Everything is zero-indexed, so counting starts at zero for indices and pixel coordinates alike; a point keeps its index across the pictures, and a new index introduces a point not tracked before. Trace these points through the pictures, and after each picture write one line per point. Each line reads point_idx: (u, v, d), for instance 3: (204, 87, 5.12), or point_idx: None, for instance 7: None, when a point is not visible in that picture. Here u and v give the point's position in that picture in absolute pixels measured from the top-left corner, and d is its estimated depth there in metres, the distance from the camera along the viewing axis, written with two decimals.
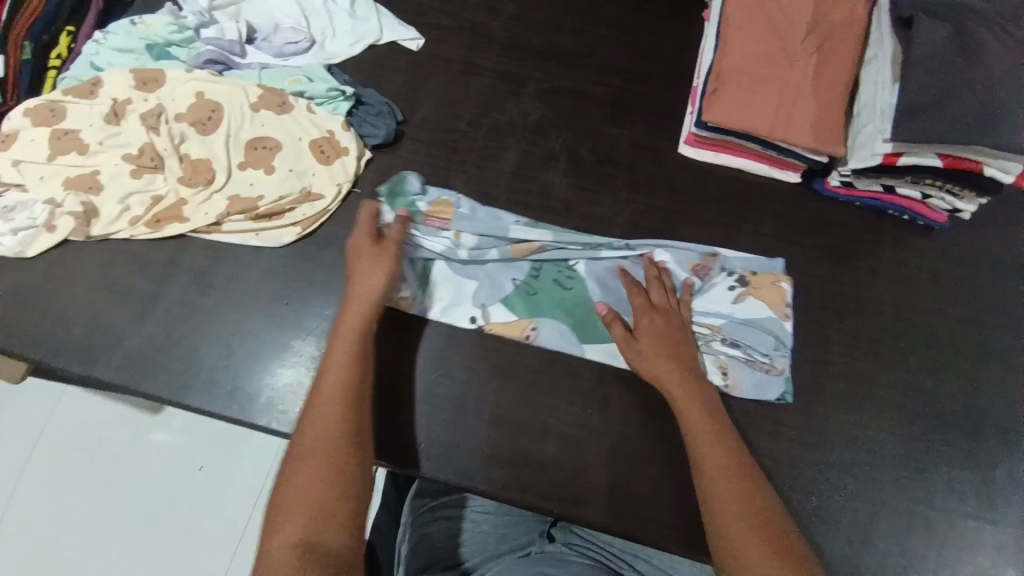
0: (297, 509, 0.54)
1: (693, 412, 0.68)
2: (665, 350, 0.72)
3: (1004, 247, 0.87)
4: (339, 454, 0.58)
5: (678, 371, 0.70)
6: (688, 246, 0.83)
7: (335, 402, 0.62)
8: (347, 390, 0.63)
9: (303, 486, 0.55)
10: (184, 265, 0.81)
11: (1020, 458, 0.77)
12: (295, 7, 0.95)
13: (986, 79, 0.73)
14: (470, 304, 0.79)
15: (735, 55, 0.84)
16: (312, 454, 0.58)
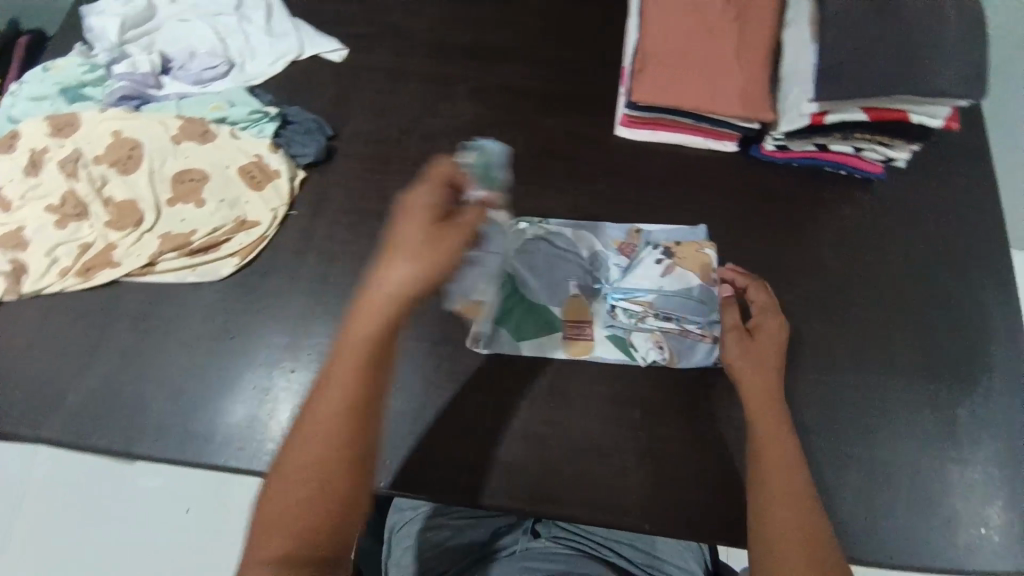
0: (279, 523, 0.51)
1: (766, 417, 0.68)
2: (769, 354, 0.72)
3: (944, 190, 0.88)
4: (329, 482, 0.52)
5: (772, 376, 0.70)
6: (611, 225, 0.85)
7: (341, 422, 0.53)
8: (352, 412, 0.54)
9: (282, 501, 0.52)
10: (123, 312, 0.78)
11: (979, 395, 0.79)
12: (209, 31, 0.92)
13: (903, 26, 0.73)
14: (487, 319, 0.78)
15: (656, 32, 0.83)
16: (295, 473, 0.52)
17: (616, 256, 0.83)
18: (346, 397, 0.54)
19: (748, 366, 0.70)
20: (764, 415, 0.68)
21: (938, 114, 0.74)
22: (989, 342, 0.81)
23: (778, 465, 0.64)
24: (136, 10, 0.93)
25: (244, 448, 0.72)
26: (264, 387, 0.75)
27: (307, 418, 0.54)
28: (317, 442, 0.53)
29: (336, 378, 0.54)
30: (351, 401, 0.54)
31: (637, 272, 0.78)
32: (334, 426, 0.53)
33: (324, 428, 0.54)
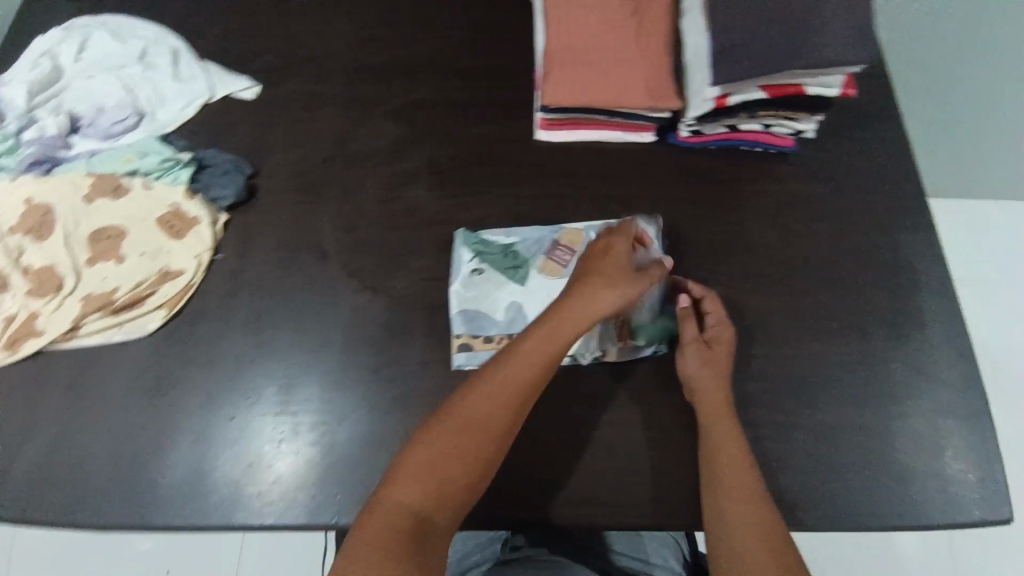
0: (428, 468, 0.62)
1: (715, 411, 0.72)
2: (723, 361, 0.75)
3: (859, 153, 0.90)
4: (474, 460, 0.63)
5: (723, 380, 0.74)
6: (544, 229, 0.85)
7: (499, 411, 0.65)
8: (515, 403, 0.65)
9: (437, 453, 0.63)
10: (54, 380, 0.76)
11: (913, 348, 0.81)
12: (115, 84, 0.90)
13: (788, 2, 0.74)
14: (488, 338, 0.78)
15: (558, 35, 0.84)
16: (457, 432, 0.64)
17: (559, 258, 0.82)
18: (502, 390, 0.65)
19: (708, 380, 0.74)
20: (716, 448, 0.70)
21: (833, 83, 0.76)
22: (918, 295, 0.83)
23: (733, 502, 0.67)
24: (41, 74, 0.89)
25: (194, 501, 0.71)
26: (205, 435, 0.74)
27: (487, 389, 0.66)
28: (472, 421, 0.64)
29: (531, 369, 0.66)
30: (505, 395, 0.65)
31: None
32: (489, 411, 0.65)
33: (496, 405, 0.65)
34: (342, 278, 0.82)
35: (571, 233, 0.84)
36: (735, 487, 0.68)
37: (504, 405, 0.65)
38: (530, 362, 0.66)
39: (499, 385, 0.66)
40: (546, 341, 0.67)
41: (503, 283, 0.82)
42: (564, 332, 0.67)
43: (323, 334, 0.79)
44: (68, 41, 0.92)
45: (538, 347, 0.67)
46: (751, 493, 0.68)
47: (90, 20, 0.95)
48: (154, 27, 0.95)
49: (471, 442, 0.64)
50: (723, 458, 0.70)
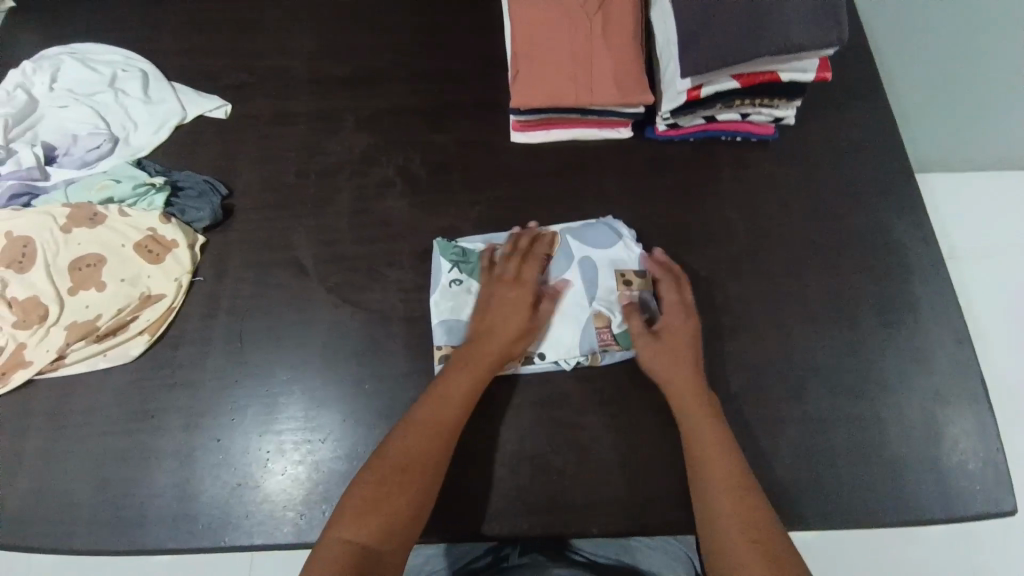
0: (366, 508, 0.62)
1: (695, 412, 0.70)
2: (684, 348, 0.73)
3: (842, 136, 0.88)
4: (413, 489, 0.64)
5: (687, 374, 0.72)
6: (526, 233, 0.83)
7: (429, 446, 0.66)
8: (442, 436, 0.67)
9: (372, 490, 0.63)
10: (42, 410, 0.77)
11: (905, 336, 0.78)
12: (88, 111, 0.91)
13: None
14: None
15: (523, 33, 0.82)
16: (391, 465, 0.65)
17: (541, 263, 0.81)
18: (430, 424, 0.68)
19: (673, 373, 0.72)
20: (703, 450, 0.67)
21: (808, 68, 0.74)
22: (909, 281, 0.80)
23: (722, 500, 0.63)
24: (16, 107, 0.90)
25: (182, 525, 0.71)
26: (188, 458, 0.74)
27: (414, 421, 0.68)
28: (405, 458, 0.65)
29: (452, 401, 0.69)
30: (432, 429, 0.67)
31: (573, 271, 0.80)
32: (419, 447, 0.66)
33: (424, 433, 0.67)
34: (318, 294, 0.81)
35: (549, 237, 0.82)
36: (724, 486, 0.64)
37: (433, 439, 0.67)
38: (451, 396, 0.70)
39: (425, 421, 0.68)
40: (463, 375, 0.71)
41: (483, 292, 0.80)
42: (485, 355, 0.72)
43: (302, 351, 0.79)
44: (40, 71, 0.93)
45: (457, 382, 0.70)
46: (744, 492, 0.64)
47: (60, 49, 0.96)
48: (123, 52, 0.96)
49: (407, 478, 0.64)
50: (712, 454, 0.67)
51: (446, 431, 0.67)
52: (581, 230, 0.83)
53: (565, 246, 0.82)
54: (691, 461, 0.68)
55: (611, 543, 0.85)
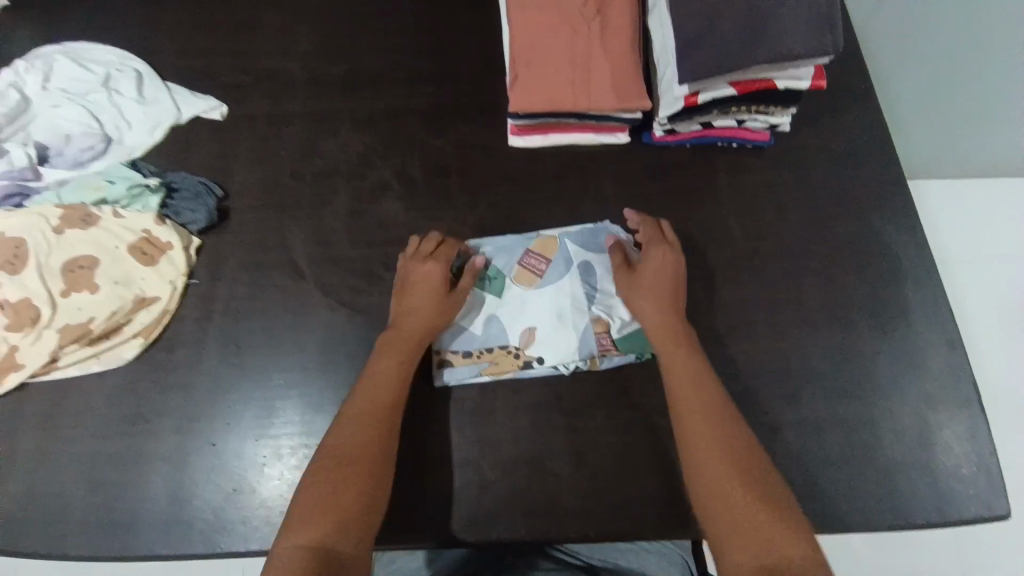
0: (315, 512, 0.60)
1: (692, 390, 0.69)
2: (664, 290, 0.76)
3: (836, 143, 0.88)
4: (357, 483, 0.63)
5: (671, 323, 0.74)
6: (522, 238, 0.83)
7: (362, 438, 0.66)
8: (378, 425, 0.67)
9: (317, 493, 0.62)
10: (35, 413, 0.76)
11: (898, 342, 0.79)
12: (81, 111, 0.90)
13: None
14: (469, 357, 0.77)
15: (521, 38, 0.82)
16: (328, 467, 0.64)
17: (537, 268, 0.81)
18: (363, 417, 0.67)
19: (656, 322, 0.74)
20: (693, 413, 0.67)
21: (804, 76, 0.75)
22: (902, 286, 0.81)
23: (715, 465, 0.64)
24: (6, 105, 0.89)
25: (176, 529, 0.71)
26: (182, 463, 0.73)
27: (342, 421, 0.67)
28: (342, 455, 0.64)
29: (381, 392, 0.70)
30: (366, 422, 0.67)
31: (570, 275, 0.81)
32: (357, 441, 0.66)
33: (353, 428, 0.67)
34: (315, 297, 0.81)
35: (545, 241, 0.83)
36: (716, 447, 0.65)
37: (370, 431, 0.67)
38: (380, 389, 0.70)
39: (357, 417, 0.67)
40: (389, 366, 0.71)
41: (481, 297, 0.80)
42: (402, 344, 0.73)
43: (299, 354, 0.78)
44: (31, 70, 0.92)
45: (384, 374, 0.71)
46: (738, 450, 0.64)
47: (53, 48, 0.95)
48: (118, 52, 0.95)
49: (348, 473, 0.63)
50: (700, 416, 0.67)
51: (380, 420, 0.67)
52: (577, 234, 0.83)
53: (562, 250, 0.82)
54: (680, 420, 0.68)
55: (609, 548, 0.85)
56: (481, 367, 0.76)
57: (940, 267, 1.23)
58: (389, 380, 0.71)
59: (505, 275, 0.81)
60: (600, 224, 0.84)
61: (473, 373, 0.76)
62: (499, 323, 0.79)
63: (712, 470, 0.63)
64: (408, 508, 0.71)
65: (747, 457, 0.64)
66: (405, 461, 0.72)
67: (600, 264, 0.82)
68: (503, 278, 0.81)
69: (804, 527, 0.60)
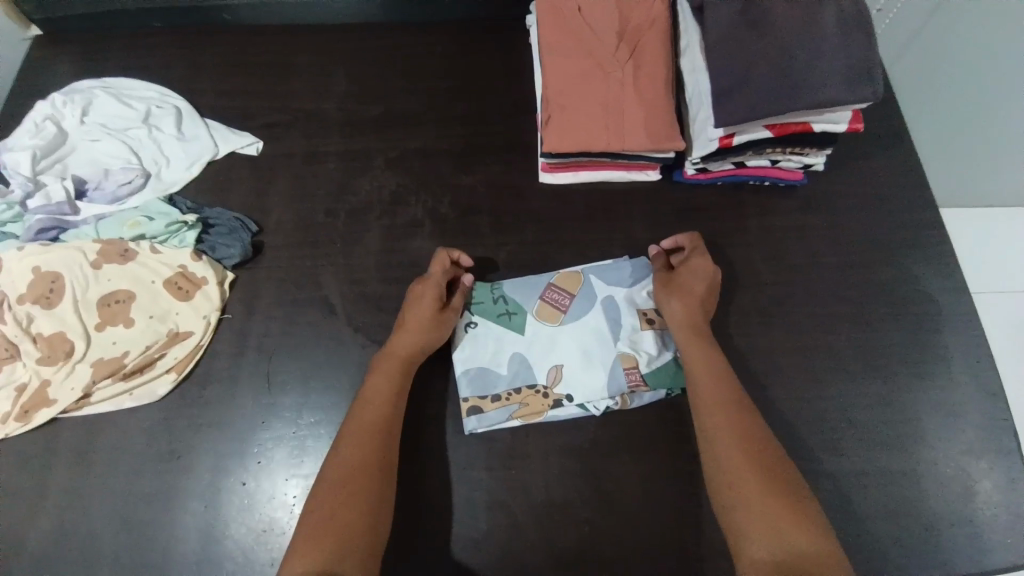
0: (316, 533, 0.58)
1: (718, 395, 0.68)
2: (693, 300, 0.75)
3: (867, 184, 0.88)
4: (359, 501, 0.61)
5: (693, 334, 0.73)
6: (545, 275, 0.83)
7: (361, 456, 0.64)
8: (378, 441, 0.66)
9: (319, 512, 0.60)
10: (66, 449, 0.76)
11: (937, 387, 0.77)
12: (120, 146, 0.91)
13: (778, 52, 0.71)
14: (496, 397, 0.76)
15: (556, 79, 0.83)
16: (329, 487, 0.62)
17: (561, 305, 0.81)
18: (362, 434, 0.66)
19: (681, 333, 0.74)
20: (715, 420, 0.66)
21: (841, 119, 0.75)
22: (937, 329, 0.80)
23: (741, 465, 0.62)
24: (46, 140, 0.90)
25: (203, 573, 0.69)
26: (212, 503, 0.72)
27: (341, 440, 0.66)
28: (341, 474, 0.62)
29: (380, 408, 0.68)
30: (365, 439, 0.65)
31: (595, 311, 0.80)
32: (357, 458, 0.64)
33: (352, 446, 0.65)
34: (346, 333, 0.81)
35: (568, 277, 0.83)
36: (741, 446, 0.63)
37: (371, 448, 0.65)
38: (376, 406, 0.68)
39: (356, 434, 0.66)
40: (387, 381, 0.70)
41: (506, 334, 0.79)
42: (398, 361, 0.72)
43: (329, 392, 0.77)
44: (71, 105, 0.94)
45: (381, 390, 0.70)
46: (762, 450, 0.63)
47: (93, 83, 0.97)
48: (157, 88, 0.98)
49: (349, 492, 0.61)
50: (724, 416, 0.66)
51: (380, 435, 0.66)
52: (598, 269, 0.83)
53: (585, 285, 0.82)
54: (703, 427, 0.67)
55: None
56: (509, 408, 0.75)
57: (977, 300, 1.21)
58: (387, 395, 0.69)
59: (528, 311, 0.80)
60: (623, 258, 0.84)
61: (501, 414, 0.75)
62: (524, 361, 0.78)
63: (738, 470, 0.62)
64: (441, 556, 0.69)
65: (771, 458, 0.62)
66: (436, 505, 0.71)
67: (625, 299, 0.81)
68: (526, 315, 0.80)
69: (830, 534, 0.58)
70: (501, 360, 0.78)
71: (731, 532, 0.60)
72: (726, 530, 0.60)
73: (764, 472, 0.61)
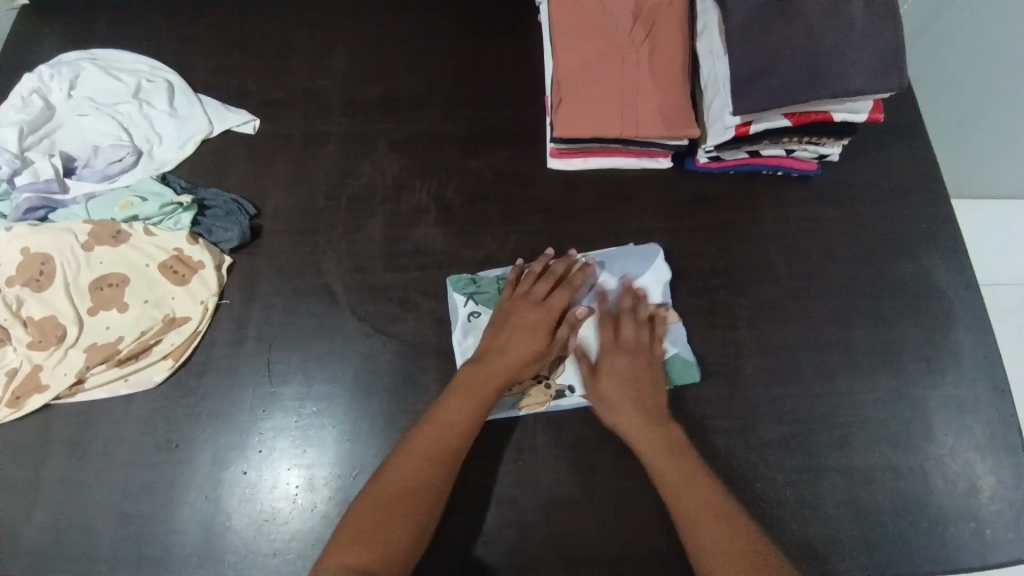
0: (358, 535, 0.59)
1: (676, 465, 0.65)
2: (636, 365, 0.71)
3: (882, 176, 0.87)
4: (406, 515, 0.61)
5: (640, 402, 0.69)
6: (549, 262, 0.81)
7: (423, 470, 0.63)
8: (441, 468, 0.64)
9: (366, 516, 0.61)
10: (60, 437, 0.74)
11: (946, 383, 0.77)
12: (110, 122, 0.87)
13: (801, 38, 0.69)
14: None
15: (568, 62, 0.79)
16: (385, 491, 0.62)
17: None
18: (426, 455, 0.64)
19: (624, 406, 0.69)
20: (678, 493, 0.64)
21: (861, 109, 0.73)
22: (948, 325, 0.80)
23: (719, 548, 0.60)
24: (32, 114, 0.86)
25: (205, 563, 0.68)
26: (212, 493, 0.71)
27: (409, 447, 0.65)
28: (399, 484, 0.63)
29: (450, 432, 0.66)
30: (428, 460, 0.64)
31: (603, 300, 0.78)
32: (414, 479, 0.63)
33: (417, 456, 0.64)
34: (348, 322, 0.79)
35: None
36: (714, 527, 0.61)
37: (429, 471, 0.64)
38: (453, 424, 0.67)
39: (423, 445, 0.65)
40: (463, 406, 0.68)
41: None
42: (489, 380, 0.69)
43: (332, 383, 0.76)
44: (58, 78, 0.90)
45: (461, 413, 0.67)
46: (733, 527, 0.61)
47: (80, 55, 0.93)
48: (148, 61, 0.93)
49: (399, 504, 0.61)
50: (685, 482, 0.64)
51: (448, 455, 0.65)
52: (605, 257, 0.81)
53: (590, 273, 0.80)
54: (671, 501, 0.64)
55: None
56: (511, 397, 0.74)
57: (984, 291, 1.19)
58: (461, 420, 0.67)
59: None
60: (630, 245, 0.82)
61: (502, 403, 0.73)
62: None
63: (701, 535, 0.61)
64: (446, 548, 0.69)
65: (734, 516, 0.62)
66: None
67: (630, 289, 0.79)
68: None
69: None
70: None
71: None
72: None
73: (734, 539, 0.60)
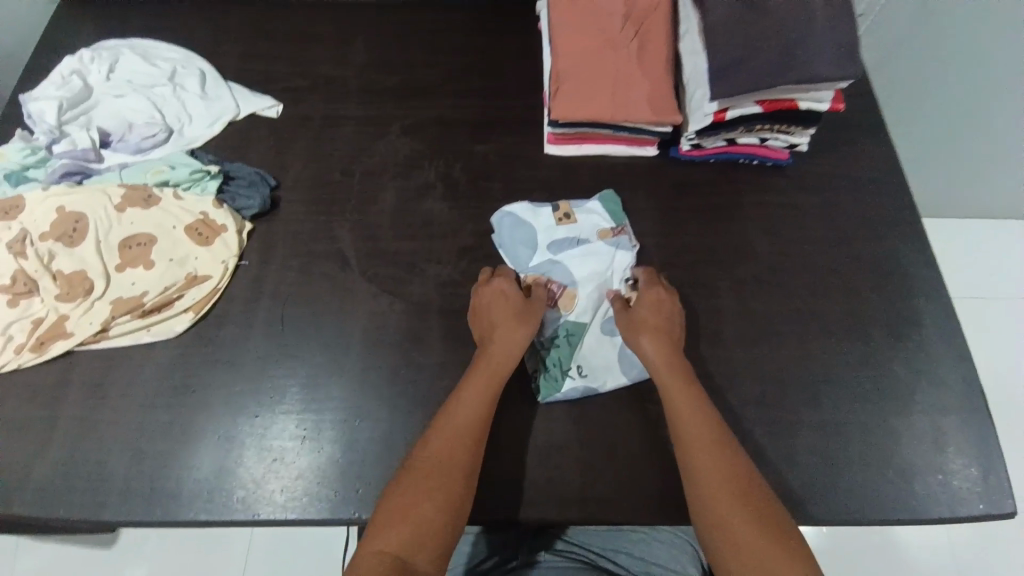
0: (399, 516, 0.59)
1: (687, 403, 0.69)
2: (663, 312, 0.77)
3: (846, 166, 0.96)
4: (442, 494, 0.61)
5: (664, 341, 0.74)
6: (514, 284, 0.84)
7: (451, 450, 0.65)
8: (464, 451, 0.65)
9: (402, 500, 0.60)
10: (80, 380, 0.78)
11: (909, 349, 0.84)
12: (145, 102, 0.95)
13: (770, 33, 0.79)
14: (618, 360, 0.80)
15: (565, 55, 0.89)
16: (418, 474, 0.63)
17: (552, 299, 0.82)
18: (449, 438, 0.66)
19: (649, 342, 0.74)
20: (687, 424, 0.68)
21: (824, 99, 0.83)
22: (910, 297, 0.87)
23: (728, 497, 0.62)
24: (73, 92, 0.93)
25: (215, 501, 0.71)
26: (225, 435, 0.75)
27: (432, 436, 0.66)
28: (427, 466, 0.63)
29: (462, 427, 0.67)
30: (452, 445, 0.65)
31: (579, 271, 0.84)
32: (440, 462, 0.64)
33: (441, 441, 0.65)
34: (360, 283, 0.85)
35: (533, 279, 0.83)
36: (713, 460, 0.64)
37: (452, 455, 0.64)
38: (469, 407, 0.68)
39: (445, 431, 0.66)
40: (475, 397, 0.69)
41: (566, 344, 0.80)
42: (489, 360, 0.72)
43: (341, 337, 0.81)
44: (98, 61, 0.98)
45: (474, 397, 0.69)
46: (735, 463, 0.64)
47: (120, 43, 1.01)
48: (182, 51, 1.02)
49: (433, 484, 0.62)
50: (692, 420, 0.68)
51: (469, 435, 0.66)
52: (557, 247, 0.86)
53: (548, 267, 0.85)
54: (677, 429, 0.68)
55: (624, 539, 0.85)
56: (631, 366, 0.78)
57: (956, 302, 1.40)
58: (460, 434, 0.66)
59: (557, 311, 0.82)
60: (550, 209, 0.89)
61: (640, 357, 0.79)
62: (590, 328, 0.82)
63: (703, 466, 0.64)
64: None
65: (735, 456, 0.65)
66: None
67: (579, 242, 0.86)
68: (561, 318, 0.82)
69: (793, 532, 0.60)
70: (581, 353, 0.80)
71: (706, 536, 0.61)
72: (701, 534, 0.61)
73: (734, 475, 0.63)
